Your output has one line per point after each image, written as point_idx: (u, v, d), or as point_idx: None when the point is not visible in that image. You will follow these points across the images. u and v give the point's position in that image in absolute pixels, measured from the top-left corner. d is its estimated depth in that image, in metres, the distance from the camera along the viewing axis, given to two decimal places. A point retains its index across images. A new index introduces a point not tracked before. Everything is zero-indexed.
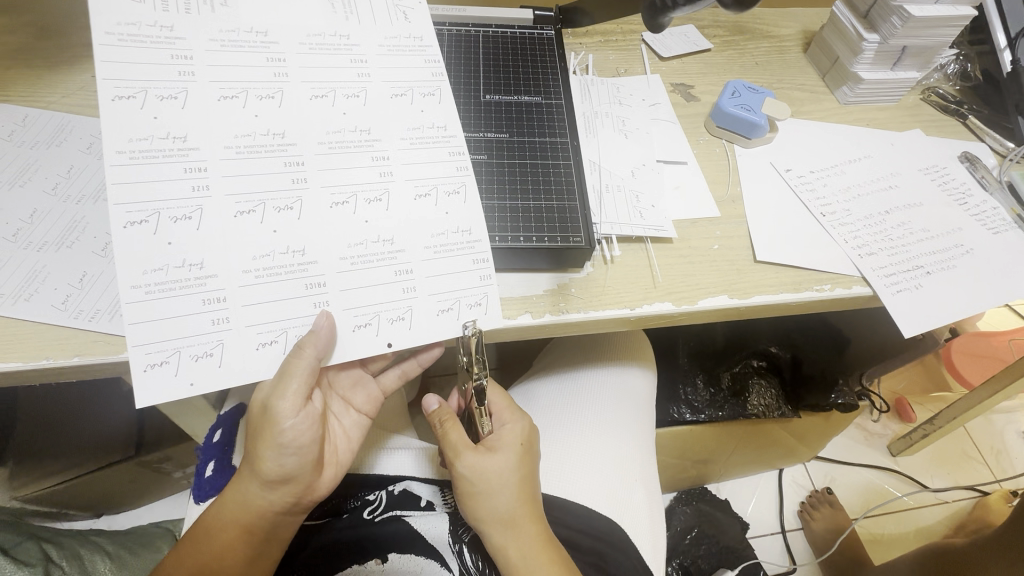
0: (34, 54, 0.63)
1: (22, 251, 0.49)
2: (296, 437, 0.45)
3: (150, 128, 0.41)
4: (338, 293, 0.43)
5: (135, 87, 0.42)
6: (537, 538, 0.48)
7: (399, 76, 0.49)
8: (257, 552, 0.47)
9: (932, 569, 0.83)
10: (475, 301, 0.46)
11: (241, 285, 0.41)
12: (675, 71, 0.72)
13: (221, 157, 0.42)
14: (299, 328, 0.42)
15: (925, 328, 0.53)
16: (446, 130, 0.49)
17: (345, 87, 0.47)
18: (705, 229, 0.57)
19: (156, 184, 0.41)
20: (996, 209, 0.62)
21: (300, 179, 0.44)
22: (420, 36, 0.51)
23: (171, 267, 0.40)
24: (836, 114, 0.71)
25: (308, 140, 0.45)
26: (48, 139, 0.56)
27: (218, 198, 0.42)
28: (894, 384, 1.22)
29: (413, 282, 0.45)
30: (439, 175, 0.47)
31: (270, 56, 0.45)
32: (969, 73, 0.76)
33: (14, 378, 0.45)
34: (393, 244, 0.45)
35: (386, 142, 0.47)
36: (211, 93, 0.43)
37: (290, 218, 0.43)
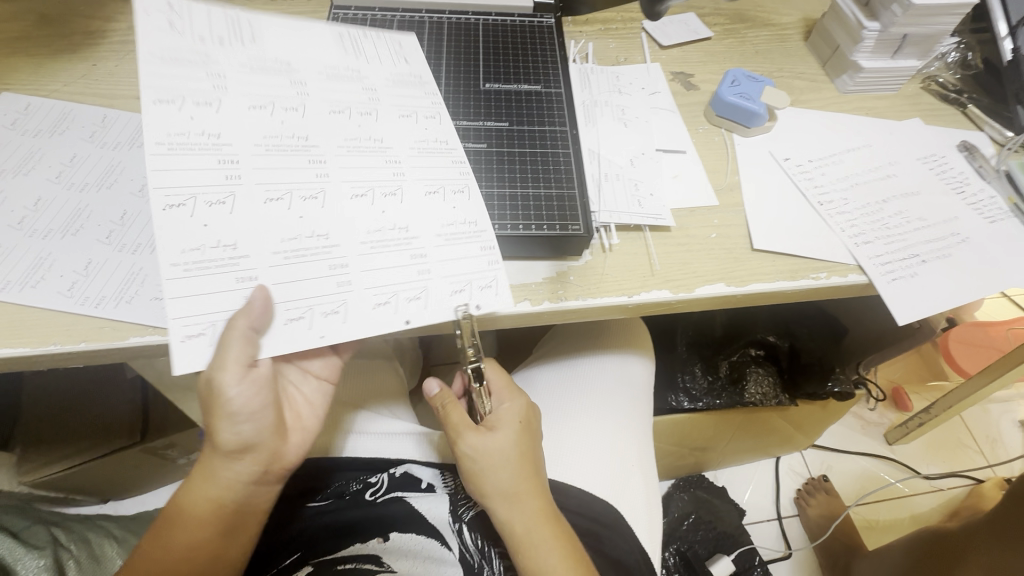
0: (33, 43, 0.64)
1: (29, 239, 0.49)
2: (246, 410, 0.44)
3: (188, 125, 0.43)
4: (359, 274, 0.44)
5: (173, 92, 0.43)
6: (540, 515, 0.49)
7: (406, 102, 0.51)
8: (235, 524, 0.47)
9: (926, 554, 0.84)
10: (483, 284, 0.46)
11: (270, 266, 0.42)
12: (674, 59, 0.72)
13: (251, 154, 0.44)
14: (327, 304, 0.43)
15: (920, 315, 0.54)
16: (447, 146, 0.50)
17: (360, 105, 0.49)
18: (703, 218, 0.58)
19: (190, 170, 0.42)
20: (993, 198, 0.63)
21: (323, 172, 0.45)
22: (420, 75, 0.54)
23: (207, 247, 0.41)
24: (835, 102, 0.71)
25: (329, 143, 0.46)
26: (50, 129, 0.57)
27: (249, 187, 0.43)
28: (891, 372, 1.24)
29: (428, 266, 0.45)
30: (443, 179, 0.49)
31: (292, 78, 0.47)
32: (969, 61, 0.76)
33: (21, 363, 0.46)
34: (408, 230, 0.46)
35: (397, 151, 0.48)
36: (241, 102, 0.45)
37: (315, 206, 0.44)
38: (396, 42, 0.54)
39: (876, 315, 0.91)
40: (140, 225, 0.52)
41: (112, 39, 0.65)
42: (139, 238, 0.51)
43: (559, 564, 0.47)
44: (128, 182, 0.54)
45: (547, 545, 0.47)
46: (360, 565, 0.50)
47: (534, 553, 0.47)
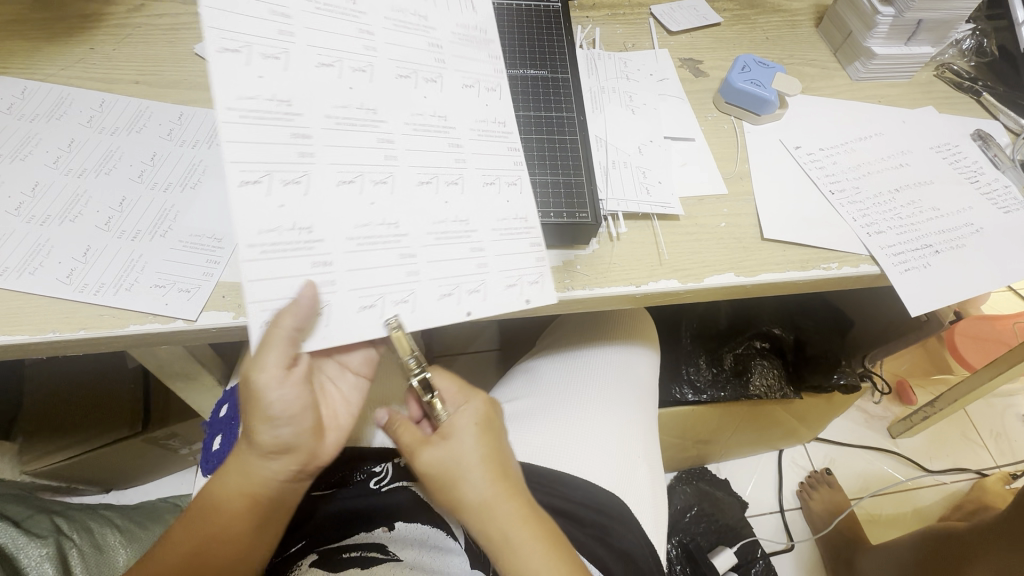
0: (31, 26, 0.62)
1: (25, 225, 0.48)
2: (289, 410, 0.43)
3: (256, 86, 0.39)
4: (427, 265, 0.44)
5: (239, 40, 0.39)
6: (518, 514, 0.45)
7: (468, 68, 0.50)
8: (268, 523, 0.47)
9: (933, 553, 0.83)
10: (534, 280, 0.47)
11: (346, 252, 0.41)
12: (683, 46, 0.71)
13: (323, 127, 0.41)
14: (398, 294, 0.42)
15: (932, 308, 0.53)
16: (509, 134, 0.50)
17: (426, 71, 0.47)
18: (713, 206, 0.57)
19: (266, 143, 0.39)
20: (1008, 188, 0.61)
21: (392, 154, 0.44)
22: (484, 28, 0.52)
23: (283, 229, 0.39)
24: (847, 90, 0.69)
25: (397, 118, 0.45)
26: (48, 112, 0.56)
27: (323, 166, 0.41)
28: (898, 365, 1.23)
29: (489, 259, 0.46)
30: (497, 163, 0.48)
31: (359, 26, 0.45)
32: (985, 48, 0.74)
33: (23, 351, 0.45)
34: (467, 220, 0.45)
35: (463, 131, 0.48)
36: (309, 57, 0.42)
37: (386, 191, 0.43)
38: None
39: (886, 307, 0.89)
40: (140, 211, 0.51)
41: (111, 22, 0.64)
42: (139, 224, 0.50)
43: (547, 564, 0.43)
44: (127, 167, 0.53)
45: (530, 548, 0.44)
46: (366, 554, 0.50)
47: (516, 562, 0.43)
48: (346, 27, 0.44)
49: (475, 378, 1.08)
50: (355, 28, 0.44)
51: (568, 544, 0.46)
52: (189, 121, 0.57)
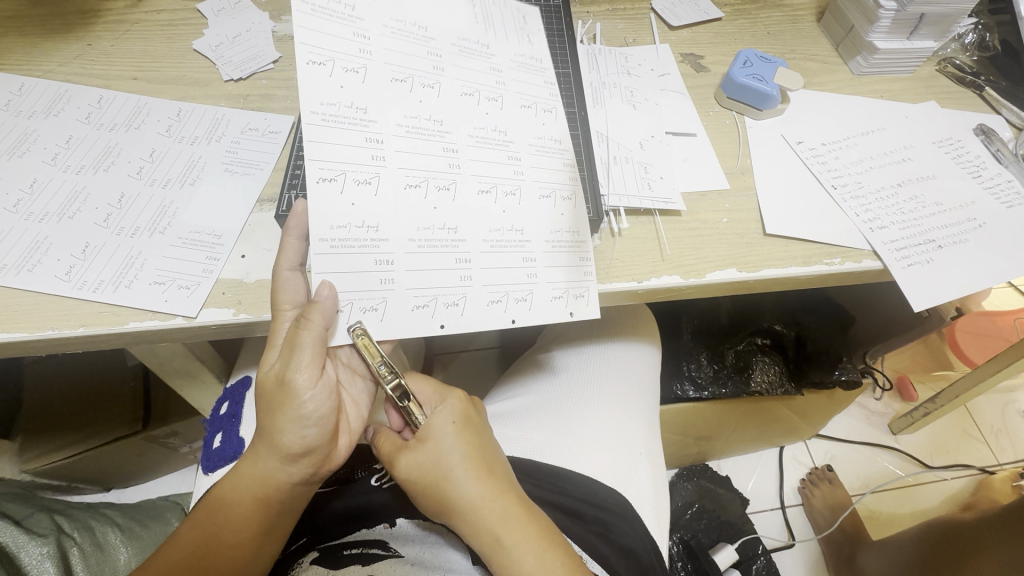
0: (28, 22, 0.62)
1: (24, 222, 0.48)
2: (316, 413, 0.43)
3: (337, 95, 0.41)
4: (481, 270, 0.44)
5: (325, 53, 0.42)
6: (506, 512, 0.44)
7: (527, 89, 0.50)
8: (281, 528, 0.46)
9: (936, 551, 0.83)
10: (578, 292, 0.46)
11: (407, 252, 0.42)
12: (684, 41, 0.70)
13: (394, 135, 0.43)
14: (451, 296, 0.43)
15: (935, 303, 0.52)
16: (564, 154, 0.49)
17: (489, 89, 0.48)
18: (714, 202, 0.56)
19: (342, 147, 0.41)
20: (1011, 182, 0.61)
21: (455, 163, 0.45)
22: (541, 57, 0.52)
23: (352, 226, 0.41)
24: (848, 85, 0.69)
25: (461, 130, 0.46)
26: (45, 109, 0.55)
27: (392, 170, 0.42)
28: (898, 362, 1.22)
29: (537, 269, 0.46)
30: (545, 174, 0.48)
31: (428, 49, 0.46)
32: (987, 43, 0.74)
33: (22, 349, 0.45)
34: (520, 229, 0.46)
35: (523, 142, 0.48)
36: (384, 73, 0.44)
37: (448, 198, 0.44)
38: (523, 35, 0.52)
39: (889, 304, 0.89)
40: (139, 208, 0.50)
41: (109, 18, 0.64)
42: (138, 221, 0.50)
43: (543, 563, 0.43)
44: (125, 164, 0.53)
45: (521, 546, 0.43)
46: (366, 551, 0.49)
47: (513, 560, 0.43)
48: (422, 53, 0.46)
49: (475, 376, 1.07)
50: (423, 49, 0.46)
51: (561, 537, 0.46)
52: (188, 117, 0.57)
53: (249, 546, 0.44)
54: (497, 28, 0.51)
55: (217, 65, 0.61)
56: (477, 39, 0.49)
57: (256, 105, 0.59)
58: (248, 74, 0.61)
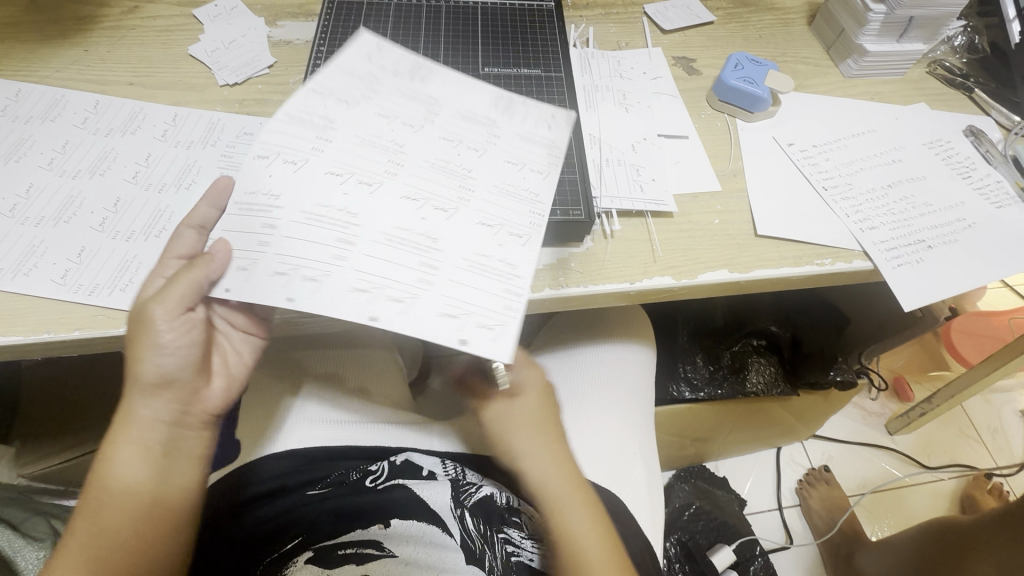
0: (25, 29, 0.63)
1: (20, 226, 0.49)
2: (176, 345, 0.43)
3: (316, 110, 0.46)
4: (362, 262, 0.41)
5: (329, 88, 0.47)
6: (567, 482, 0.50)
7: (519, 151, 0.48)
8: (147, 514, 0.43)
9: (933, 553, 0.83)
10: (487, 323, 0.40)
11: (293, 221, 0.42)
12: (677, 44, 0.71)
13: (347, 143, 0.45)
14: (312, 270, 0.40)
15: (925, 302, 0.53)
16: (529, 235, 0.44)
17: (473, 141, 0.48)
18: (707, 204, 0.57)
19: (295, 141, 0.44)
20: (1000, 183, 0.62)
21: (392, 172, 0.45)
22: (557, 143, 0.49)
23: (257, 194, 0.42)
24: (839, 87, 0.70)
25: (418, 154, 0.46)
26: (42, 114, 0.56)
27: (320, 160, 0.44)
28: (893, 362, 1.23)
29: (434, 281, 0.41)
30: (496, 239, 0.43)
31: (429, 108, 0.49)
32: (976, 45, 0.75)
33: (16, 353, 0.45)
34: (430, 260, 0.42)
35: (488, 206, 0.45)
36: (372, 109, 0.47)
37: (364, 192, 0.43)
38: (553, 122, 0.50)
39: (883, 304, 0.89)
40: (134, 212, 0.51)
41: (106, 24, 0.64)
42: (134, 225, 0.50)
43: (588, 524, 0.48)
44: (121, 169, 0.53)
45: (576, 510, 0.48)
46: (360, 550, 0.51)
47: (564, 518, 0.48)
48: (429, 114, 0.48)
49: None
50: (427, 107, 0.48)
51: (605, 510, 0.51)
52: (184, 121, 0.57)
53: (108, 510, 0.42)
54: (522, 113, 0.50)
55: (213, 70, 0.61)
56: (494, 117, 0.49)
57: (252, 109, 0.59)
58: (244, 79, 0.61)
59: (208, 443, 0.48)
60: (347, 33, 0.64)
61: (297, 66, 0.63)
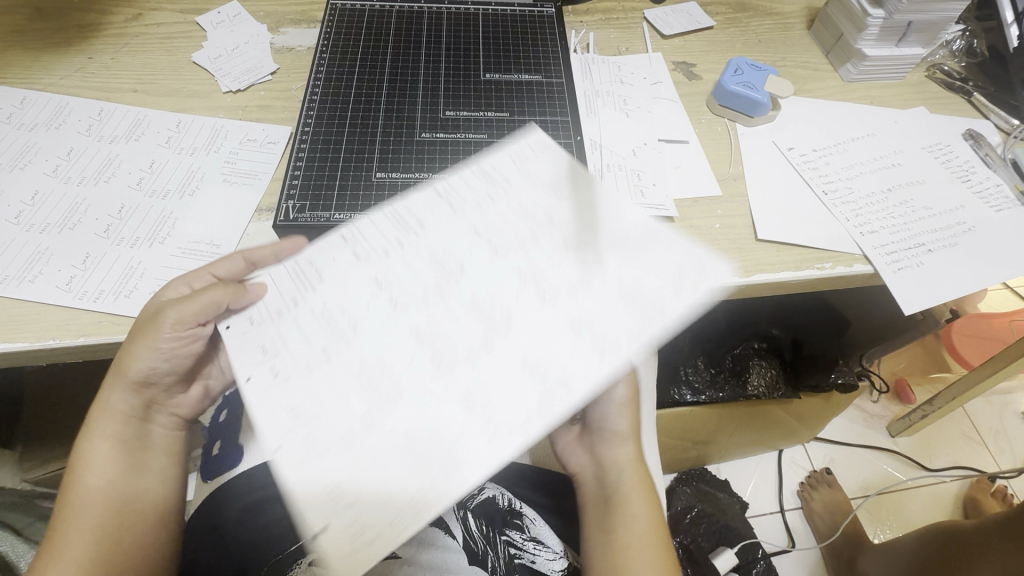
0: (30, 36, 0.63)
1: (25, 233, 0.49)
2: (172, 354, 0.43)
3: (414, 210, 0.42)
4: (323, 391, 0.35)
5: (450, 189, 0.43)
6: (633, 468, 0.48)
7: (597, 327, 0.37)
8: (121, 522, 0.43)
9: (937, 556, 0.83)
10: (367, 514, 0.32)
11: (307, 312, 0.39)
12: (677, 49, 0.71)
13: (412, 254, 0.40)
14: (279, 366, 0.36)
15: (925, 307, 0.53)
16: (507, 441, 0.34)
17: (554, 295, 0.38)
18: (707, 208, 0.57)
19: (372, 238, 0.41)
20: (1000, 186, 0.62)
21: (433, 305, 0.38)
22: (649, 335, 0.36)
23: (300, 274, 0.40)
24: (838, 91, 0.70)
25: (482, 289, 0.39)
26: (47, 121, 0.56)
27: (374, 265, 0.40)
28: (894, 364, 1.23)
29: (356, 441, 0.34)
30: (465, 426, 0.34)
31: (547, 239, 0.41)
32: (975, 49, 0.76)
33: (21, 359, 0.45)
34: (372, 421, 0.34)
35: (491, 390, 0.35)
36: (470, 220, 0.41)
37: (381, 313, 0.38)
38: (661, 313, 0.37)
39: (884, 307, 0.89)
40: (138, 218, 0.51)
41: (109, 31, 0.65)
42: (138, 231, 0.50)
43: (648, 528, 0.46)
44: (125, 175, 0.54)
45: (638, 497, 0.47)
46: None
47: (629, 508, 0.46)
48: (540, 243, 0.40)
49: None
50: (543, 234, 0.41)
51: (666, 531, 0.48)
52: (187, 128, 0.58)
53: (83, 513, 0.42)
54: (642, 288, 0.38)
55: (216, 77, 0.62)
56: (606, 272, 0.39)
57: (254, 116, 0.60)
58: (247, 86, 0.62)
59: (183, 444, 0.49)
60: (349, 40, 0.64)
61: (299, 73, 0.64)
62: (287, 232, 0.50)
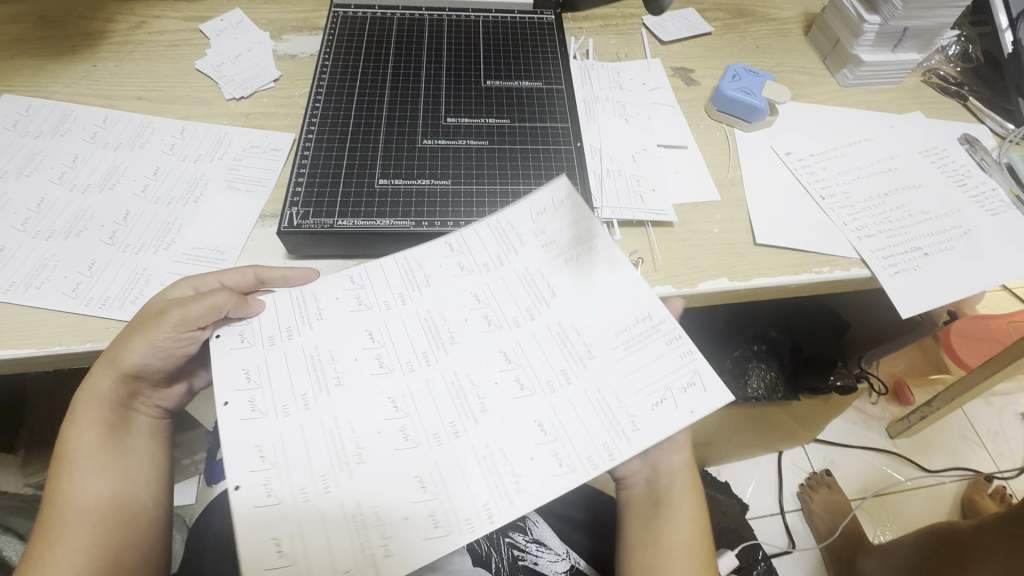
0: (35, 44, 0.64)
1: (32, 240, 0.49)
2: (168, 353, 0.43)
3: (421, 269, 0.46)
4: (298, 432, 0.39)
5: (461, 250, 0.47)
6: (684, 473, 0.47)
7: (564, 419, 0.39)
8: (112, 534, 0.41)
9: (936, 557, 0.83)
10: (305, 559, 0.35)
11: (304, 348, 0.42)
12: (675, 55, 0.72)
13: (412, 315, 0.44)
14: (263, 401, 0.39)
15: (923, 310, 0.54)
16: (443, 535, 0.36)
17: (534, 378, 0.41)
18: (706, 213, 0.58)
19: (380, 287, 0.45)
20: (995, 190, 0.62)
21: (420, 367, 0.42)
22: (614, 447, 0.38)
23: (305, 309, 0.44)
24: (835, 96, 0.71)
25: (468, 359, 0.42)
26: (52, 129, 0.57)
27: (376, 315, 0.44)
28: (893, 365, 1.24)
29: (313, 490, 0.37)
30: (409, 506, 0.37)
31: (539, 315, 0.44)
32: (970, 54, 0.77)
33: (27, 365, 0.45)
34: (329, 482, 0.37)
35: (440, 475, 0.38)
36: (470, 286, 0.45)
37: (370, 368, 0.41)
38: (627, 421, 0.39)
39: (882, 309, 0.90)
40: (143, 225, 0.52)
41: (113, 39, 0.65)
42: (143, 238, 0.51)
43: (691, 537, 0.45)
44: (130, 182, 0.54)
45: (687, 498, 0.46)
46: None
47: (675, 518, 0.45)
48: (529, 330, 0.43)
49: None
50: (532, 318, 0.44)
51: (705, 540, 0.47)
52: (191, 135, 0.58)
53: (74, 526, 0.40)
54: (616, 402, 0.40)
55: (219, 84, 0.63)
56: (588, 373, 0.41)
57: (257, 123, 0.60)
58: (250, 93, 0.62)
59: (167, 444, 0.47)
60: (351, 47, 0.65)
61: (302, 80, 0.65)
62: (291, 239, 0.50)
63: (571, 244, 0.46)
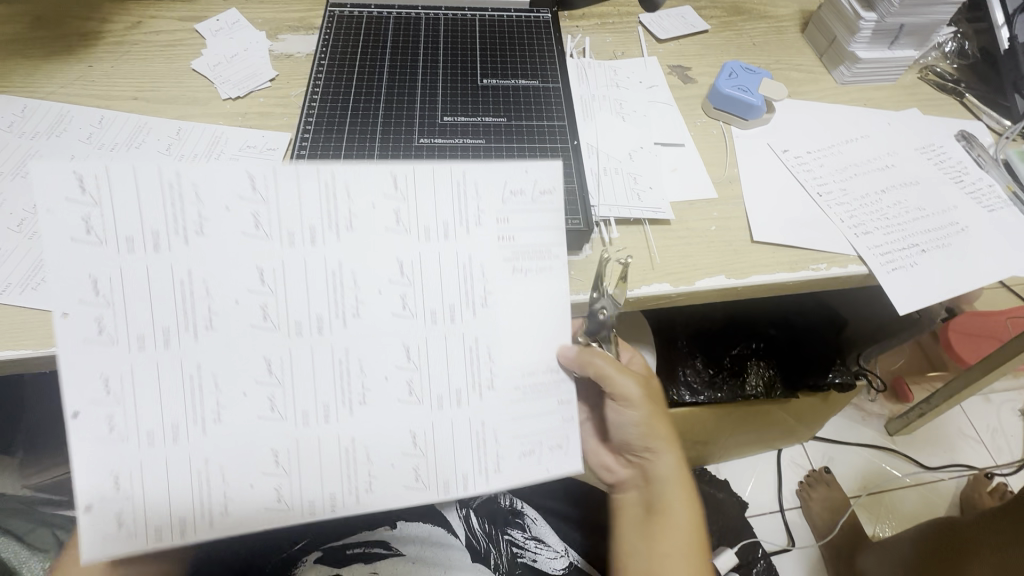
0: (31, 44, 0.64)
1: (27, 241, 0.49)
2: None
3: (343, 207, 0.39)
4: (156, 371, 0.37)
5: (399, 196, 0.40)
6: (676, 481, 0.51)
7: (437, 433, 0.42)
8: None
9: (935, 552, 0.83)
10: (142, 493, 0.38)
11: (179, 267, 0.37)
12: (672, 53, 0.72)
13: (320, 266, 0.39)
14: (114, 319, 0.36)
15: (919, 306, 0.54)
16: (282, 508, 0.40)
17: (424, 386, 0.42)
18: (703, 211, 0.58)
19: (293, 210, 0.38)
20: (992, 187, 0.63)
21: (305, 334, 0.39)
22: (466, 464, 0.43)
23: (183, 213, 0.37)
24: (832, 94, 0.71)
25: (361, 340, 0.40)
26: (48, 130, 0.57)
27: (275, 248, 0.38)
28: (892, 363, 1.24)
29: (166, 436, 0.38)
30: (257, 477, 0.39)
31: (454, 311, 0.42)
32: (966, 51, 0.77)
33: (25, 366, 0.45)
34: (179, 433, 0.38)
35: (294, 452, 0.40)
36: (393, 248, 0.40)
37: (250, 316, 0.38)
38: (490, 445, 0.43)
39: (880, 307, 0.90)
40: None
41: (110, 39, 0.65)
42: None
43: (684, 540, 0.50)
44: None
45: (680, 503, 0.51)
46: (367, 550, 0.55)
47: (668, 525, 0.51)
48: (436, 331, 0.41)
49: None
50: (446, 322, 0.41)
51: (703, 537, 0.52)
52: (187, 135, 0.58)
53: None
54: (492, 438, 0.43)
55: (216, 84, 0.63)
56: (472, 405, 0.42)
57: (254, 122, 0.60)
58: (246, 93, 0.62)
59: None
60: (347, 46, 0.65)
61: (299, 79, 0.64)
62: None
63: (529, 249, 0.42)
